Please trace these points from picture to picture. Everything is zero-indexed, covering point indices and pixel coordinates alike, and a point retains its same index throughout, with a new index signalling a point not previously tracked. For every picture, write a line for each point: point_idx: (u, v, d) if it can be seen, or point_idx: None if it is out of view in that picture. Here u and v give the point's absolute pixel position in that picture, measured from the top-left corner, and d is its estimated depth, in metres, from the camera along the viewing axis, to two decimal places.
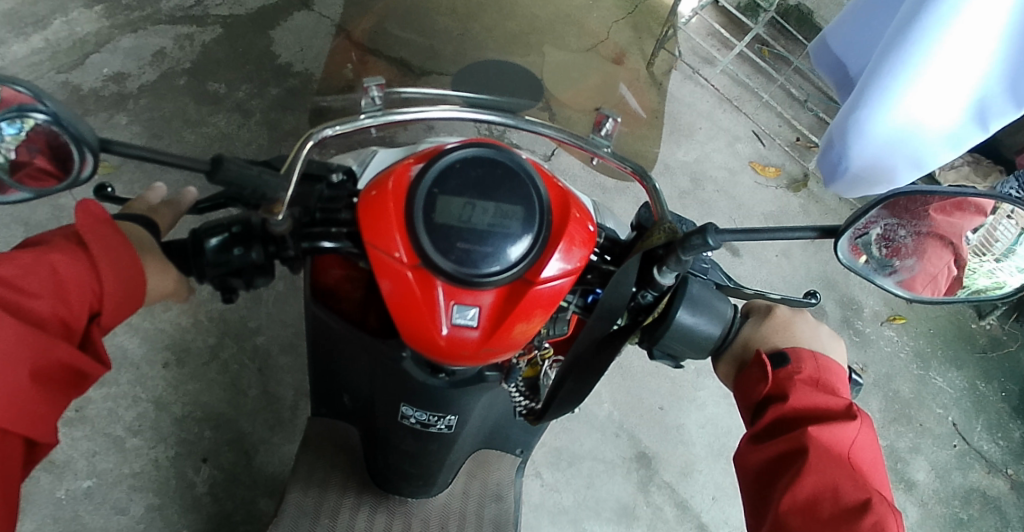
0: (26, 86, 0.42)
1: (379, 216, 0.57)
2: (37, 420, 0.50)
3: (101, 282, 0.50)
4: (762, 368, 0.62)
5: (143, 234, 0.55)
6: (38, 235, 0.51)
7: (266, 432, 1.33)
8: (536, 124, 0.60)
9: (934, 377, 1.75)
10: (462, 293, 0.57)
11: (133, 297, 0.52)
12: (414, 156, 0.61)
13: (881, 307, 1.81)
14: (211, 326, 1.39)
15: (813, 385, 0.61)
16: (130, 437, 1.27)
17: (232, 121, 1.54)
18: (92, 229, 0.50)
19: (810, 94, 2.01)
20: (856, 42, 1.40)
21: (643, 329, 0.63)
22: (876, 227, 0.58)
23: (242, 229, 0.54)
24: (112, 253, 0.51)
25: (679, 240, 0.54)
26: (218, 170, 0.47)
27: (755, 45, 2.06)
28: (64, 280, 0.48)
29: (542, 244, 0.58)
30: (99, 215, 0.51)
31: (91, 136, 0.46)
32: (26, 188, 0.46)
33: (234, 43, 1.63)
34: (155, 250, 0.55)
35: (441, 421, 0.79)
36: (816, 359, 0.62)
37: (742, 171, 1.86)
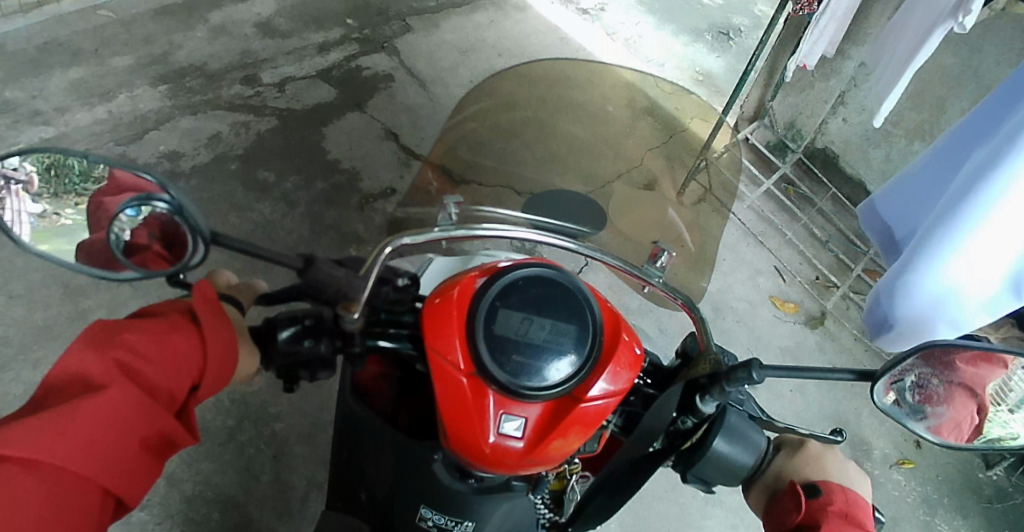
0: (156, 175, 0.45)
1: (442, 321, 0.60)
2: (134, 485, 0.50)
3: (207, 354, 0.53)
4: (796, 498, 0.61)
5: (234, 314, 0.58)
6: (152, 308, 0.55)
7: (273, 520, 1.30)
8: (596, 251, 0.64)
9: (940, 524, 1.72)
10: (510, 403, 0.59)
11: (228, 374, 0.55)
12: (478, 269, 0.64)
13: (890, 450, 1.80)
14: (232, 408, 1.39)
15: (844, 519, 0.58)
16: (137, 511, 1.23)
17: (277, 210, 1.60)
18: (204, 306, 0.54)
19: (832, 236, 2.12)
20: (905, 209, 1.49)
21: (679, 453, 0.63)
22: (911, 375, 0.60)
23: (315, 323, 0.57)
24: (218, 330, 0.54)
25: (724, 372, 0.57)
26: (309, 269, 0.52)
27: (781, 185, 2.20)
28: (175, 351, 0.52)
29: (591, 364, 0.60)
30: (210, 295, 0.56)
31: (205, 227, 0.48)
32: (135, 268, 0.48)
33: (287, 135, 1.73)
34: (246, 331, 0.59)
35: (458, 528, 0.76)
36: (846, 494, 0.60)
37: (762, 304, 1.94)
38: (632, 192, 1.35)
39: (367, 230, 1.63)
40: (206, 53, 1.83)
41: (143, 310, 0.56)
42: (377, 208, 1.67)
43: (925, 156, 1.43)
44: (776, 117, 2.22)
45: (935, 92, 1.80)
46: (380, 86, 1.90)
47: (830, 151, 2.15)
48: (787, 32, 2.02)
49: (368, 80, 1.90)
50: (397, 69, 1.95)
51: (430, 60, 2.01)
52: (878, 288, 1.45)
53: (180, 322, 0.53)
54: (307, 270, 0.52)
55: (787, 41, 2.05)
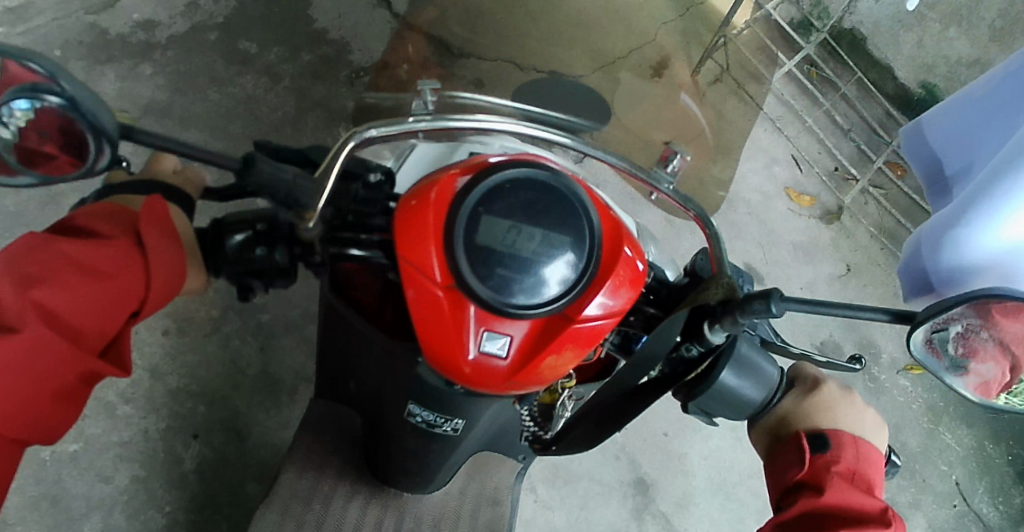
0: (42, 64, 0.36)
1: (417, 227, 0.52)
2: (48, 420, 0.48)
3: (149, 285, 0.48)
4: (799, 450, 0.56)
5: (182, 217, 0.52)
6: (81, 219, 0.48)
7: (261, 414, 1.32)
8: (601, 150, 0.56)
9: (944, 433, 1.71)
10: (494, 321, 0.52)
11: (172, 295, 0.51)
12: (461, 165, 0.56)
13: (898, 355, 1.77)
14: (217, 298, 1.36)
15: (850, 479, 0.54)
16: (122, 404, 1.26)
17: (260, 84, 1.52)
18: (151, 227, 0.48)
19: (854, 124, 1.99)
20: (958, 136, 1.33)
21: (682, 382, 0.57)
22: (957, 324, 0.50)
23: (267, 227, 0.50)
24: (164, 257, 0.48)
25: (739, 303, 0.49)
26: (249, 170, 0.45)
27: (803, 66, 2.01)
28: (113, 288, 0.46)
29: (587, 279, 0.53)
30: (159, 211, 0.49)
31: (112, 127, 0.40)
32: (33, 172, 0.41)
33: (270, 1, 1.59)
34: (192, 235, 0.52)
35: (447, 424, 0.75)
36: (856, 447, 0.56)
37: (777, 197, 1.84)
38: (634, 83, 1.14)
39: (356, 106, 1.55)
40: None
41: (73, 216, 0.48)
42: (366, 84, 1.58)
43: (989, 74, 1.28)
44: None
45: None
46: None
47: (858, 33, 2.02)
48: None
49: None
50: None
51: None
52: (920, 234, 1.27)
53: (118, 243, 0.47)
54: (246, 171, 0.45)
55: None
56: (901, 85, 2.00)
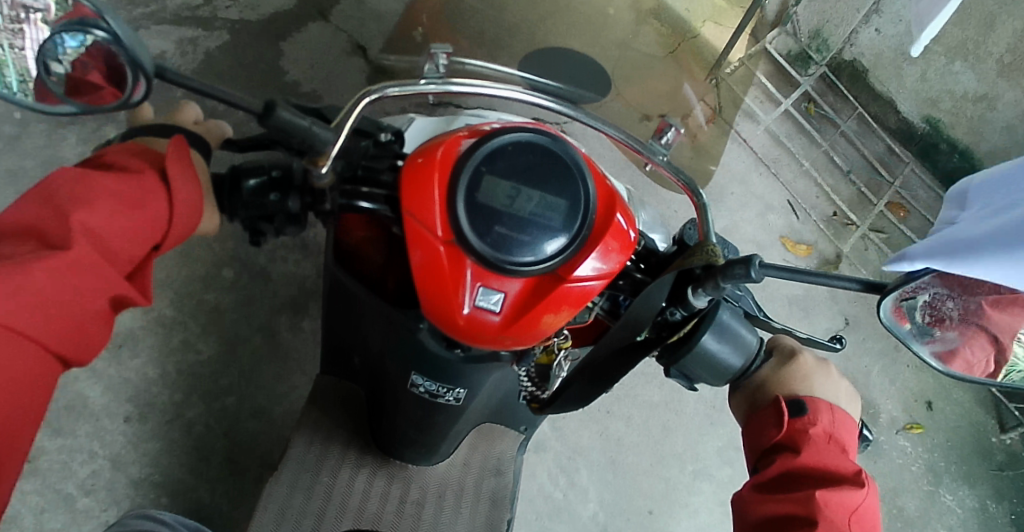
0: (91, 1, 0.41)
1: (422, 184, 0.56)
2: (83, 341, 0.51)
3: (173, 217, 0.51)
4: (778, 413, 0.60)
5: (201, 163, 0.55)
6: (110, 155, 0.51)
7: (227, 505, 1.23)
8: (599, 119, 0.58)
9: (944, 495, 1.65)
10: (490, 277, 0.56)
11: (189, 233, 0.54)
12: (467, 130, 0.59)
13: (898, 414, 1.70)
14: (178, 380, 1.28)
15: (826, 441, 0.58)
16: (82, 497, 1.18)
17: None
18: (175, 164, 0.51)
19: (854, 163, 1.88)
20: None
21: (664, 346, 0.60)
22: (923, 292, 0.51)
23: (282, 175, 0.54)
24: (187, 191, 0.52)
25: (721, 267, 0.51)
26: (270, 115, 0.45)
27: (801, 102, 1.88)
28: (143, 215, 0.50)
29: (580, 242, 0.56)
30: (182, 151, 0.52)
31: (148, 62, 0.44)
32: (73, 102, 0.45)
33: (237, 53, 1.46)
34: (208, 178, 0.55)
35: (449, 393, 0.80)
36: (832, 412, 0.60)
37: (771, 246, 1.76)
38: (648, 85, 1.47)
39: None
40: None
41: (102, 153, 0.52)
42: None
43: None
44: (801, 24, 1.80)
45: (985, 5, 1.54)
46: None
47: (859, 63, 1.81)
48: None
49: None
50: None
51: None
52: None
53: (146, 175, 0.50)
54: (267, 118, 0.45)
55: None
56: (904, 119, 1.82)
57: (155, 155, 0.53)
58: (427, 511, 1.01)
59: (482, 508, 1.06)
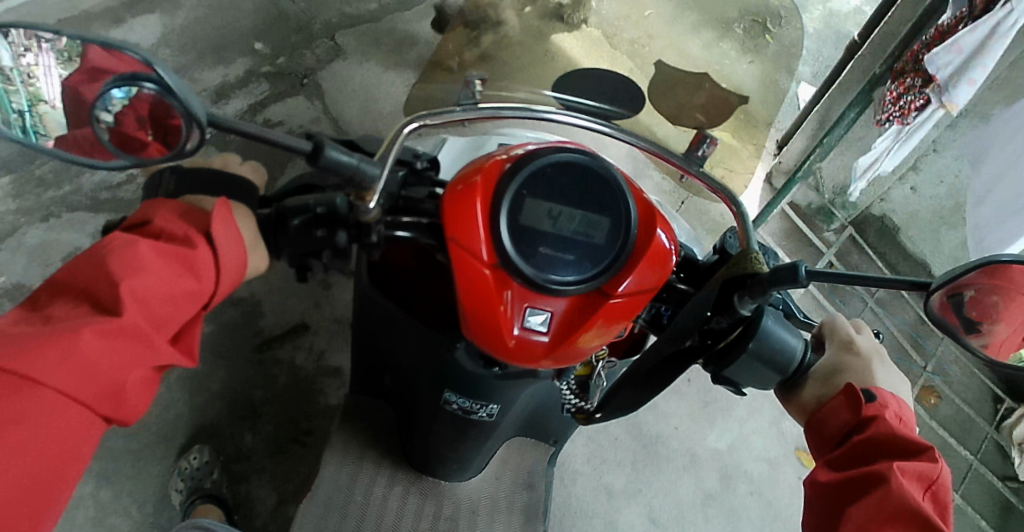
0: (139, 52, 0.40)
1: (464, 211, 0.56)
2: (128, 405, 0.51)
3: (218, 278, 0.52)
4: (848, 395, 0.58)
5: (251, 224, 0.55)
6: (157, 218, 0.51)
7: None
8: (632, 135, 0.59)
9: None
10: (536, 297, 0.56)
11: (234, 286, 0.55)
12: (503, 153, 0.60)
13: None
14: None
15: (899, 423, 0.56)
16: None
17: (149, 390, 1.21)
18: (221, 226, 0.51)
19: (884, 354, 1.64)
20: None
21: (711, 353, 0.60)
22: (970, 289, 0.50)
23: (326, 212, 0.53)
24: (231, 253, 0.52)
25: (768, 276, 0.52)
26: (318, 156, 0.46)
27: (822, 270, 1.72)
28: (189, 279, 0.50)
29: (622, 259, 0.57)
30: (229, 213, 0.52)
31: (201, 112, 0.43)
32: (125, 156, 0.44)
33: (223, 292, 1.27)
34: (255, 225, 0.55)
35: (483, 409, 0.80)
36: (897, 397, 0.59)
37: (785, 461, 1.47)
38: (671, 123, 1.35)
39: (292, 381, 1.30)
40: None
41: (147, 214, 0.52)
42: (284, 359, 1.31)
43: None
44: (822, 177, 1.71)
45: None
46: (300, 49, 1.63)
47: (888, 220, 1.71)
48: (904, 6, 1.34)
49: (273, 79, 1.57)
50: (314, 70, 1.61)
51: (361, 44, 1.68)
52: None
53: (192, 240, 0.50)
54: (315, 160, 0.45)
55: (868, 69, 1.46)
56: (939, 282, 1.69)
57: (201, 215, 0.53)
58: (463, 525, 1.01)
59: (517, 520, 1.06)
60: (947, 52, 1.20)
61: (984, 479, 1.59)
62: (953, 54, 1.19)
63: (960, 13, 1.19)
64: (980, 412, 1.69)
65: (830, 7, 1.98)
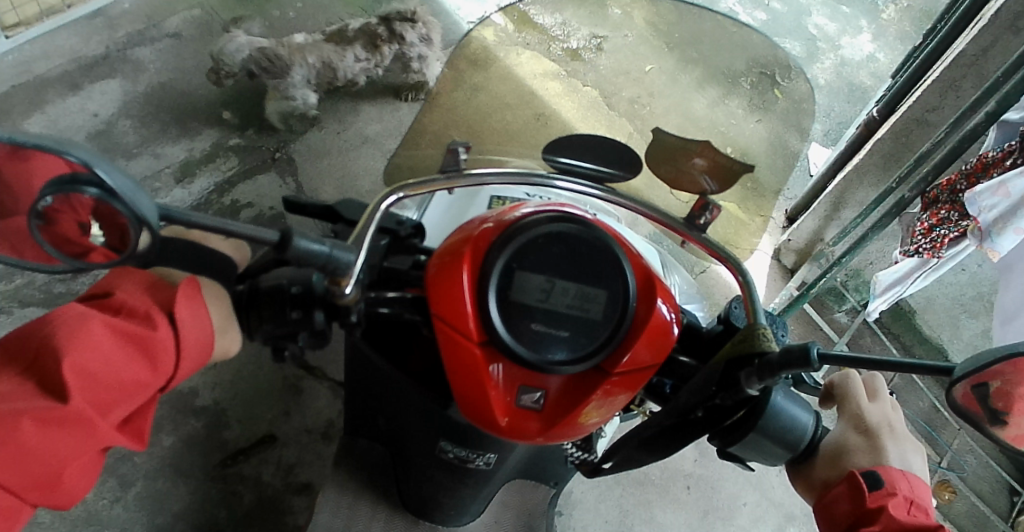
0: (78, 154, 0.37)
1: (449, 286, 0.52)
2: (66, 485, 0.46)
3: (178, 357, 0.47)
4: (852, 481, 0.54)
5: (222, 295, 0.51)
6: (118, 290, 0.47)
7: None
8: (631, 200, 0.55)
9: None
10: (529, 375, 0.53)
11: (197, 368, 0.50)
12: (494, 219, 0.56)
13: None
14: None
15: (911, 508, 0.53)
16: None
17: (103, 494, 1.12)
18: (185, 303, 0.47)
19: None
20: None
21: (716, 427, 0.56)
22: (996, 380, 0.46)
23: (302, 290, 0.50)
24: (195, 331, 0.48)
25: (776, 359, 0.48)
26: (287, 248, 0.42)
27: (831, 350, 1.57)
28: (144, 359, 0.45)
29: (621, 333, 0.53)
30: (193, 289, 0.48)
31: (151, 212, 0.40)
32: (68, 259, 0.41)
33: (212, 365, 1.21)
34: (229, 305, 0.51)
35: (480, 458, 0.76)
36: (907, 478, 0.55)
37: None
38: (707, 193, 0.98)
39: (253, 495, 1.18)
40: (66, 51, 1.54)
41: (111, 284, 0.48)
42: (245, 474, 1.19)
43: None
44: None
45: None
46: (273, 119, 1.55)
47: (904, 303, 1.55)
48: (931, 90, 1.16)
49: (244, 155, 1.48)
50: (286, 142, 1.52)
51: (340, 109, 1.59)
52: None
53: (152, 318, 0.46)
54: (283, 250, 0.42)
55: (897, 157, 1.27)
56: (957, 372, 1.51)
57: (168, 288, 0.49)
58: None
59: None
60: (991, 193, 1.00)
61: None
62: (999, 196, 0.99)
63: (1008, 148, 1.02)
64: (995, 508, 1.53)
65: (842, 55, 1.90)
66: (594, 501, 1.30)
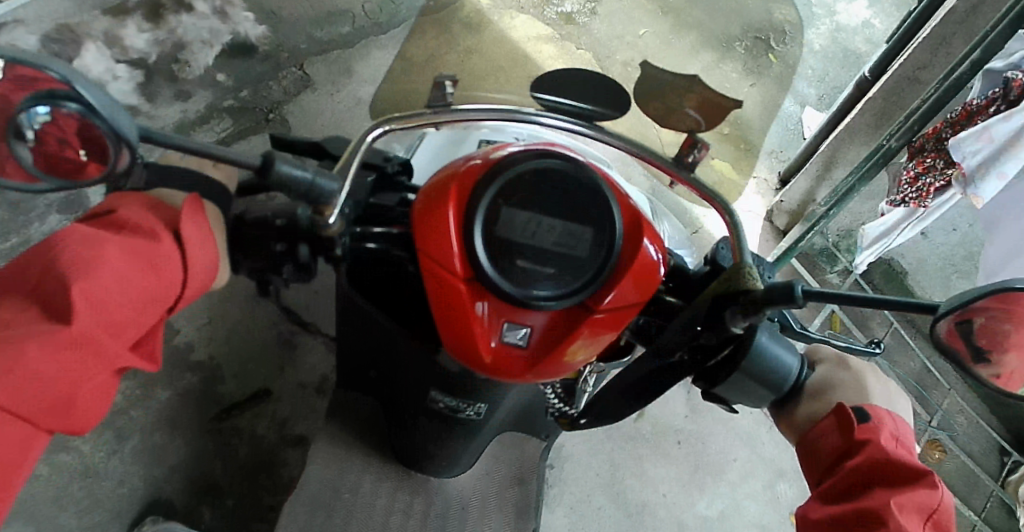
0: (58, 69, 0.36)
1: (434, 222, 0.53)
2: (80, 414, 0.45)
3: (187, 276, 0.47)
4: (838, 419, 0.55)
5: (220, 218, 0.50)
6: (121, 209, 0.46)
7: None
8: (614, 139, 0.57)
9: None
10: (514, 312, 0.53)
11: (203, 291, 0.50)
12: (480, 157, 0.56)
13: None
14: None
15: (895, 443, 0.53)
16: None
17: (101, 447, 1.13)
18: (190, 222, 0.47)
19: None
20: None
21: (700, 369, 0.57)
22: (977, 317, 0.47)
23: (287, 223, 0.50)
24: (201, 250, 0.47)
25: (762, 296, 0.48)
26: (269, 170, 0.42)
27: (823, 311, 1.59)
28: (153, 278, 0.45)
29: (606, 272, 0.53)
30: (197, 209, 0.48)
31: (132, 130, 0.40)
32: (52, 180, 0.42)
33: (216, 331, 1.26)
34: (225, 236, 0.50)
35: (470, 409, 0.77)
36: (892, 417, 0.55)
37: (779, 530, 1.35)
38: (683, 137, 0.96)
39: (249, 448, 1.20)
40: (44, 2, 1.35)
41: (110, 207, 0.47)
42: (240, 427, 1.21)
43: None
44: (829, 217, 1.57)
45: None
46: (266, 80, 1.52)
47: (896, 265, 1.56)
48: (922, 48, 1.17)
49: (237, 115, 1.47)
50: (280, 103, 1.51)
51: (333, 71, 1.58)
52: None
53: (158, 234, 0.46)
54: (265, 173, 0.42)
55: (888, 115, 1.27)
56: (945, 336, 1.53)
57: (170, 210, 0.48)
58: (451, 523, 0.97)
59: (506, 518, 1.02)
60: (975, 139, 1.03)
61: None
62: (983, 142, 1.02)
63: (992, 95, 1.05)
64: (985, 468, 1.61)
65: (837, 21, 1.87)
66: (585, 462, 1.31)
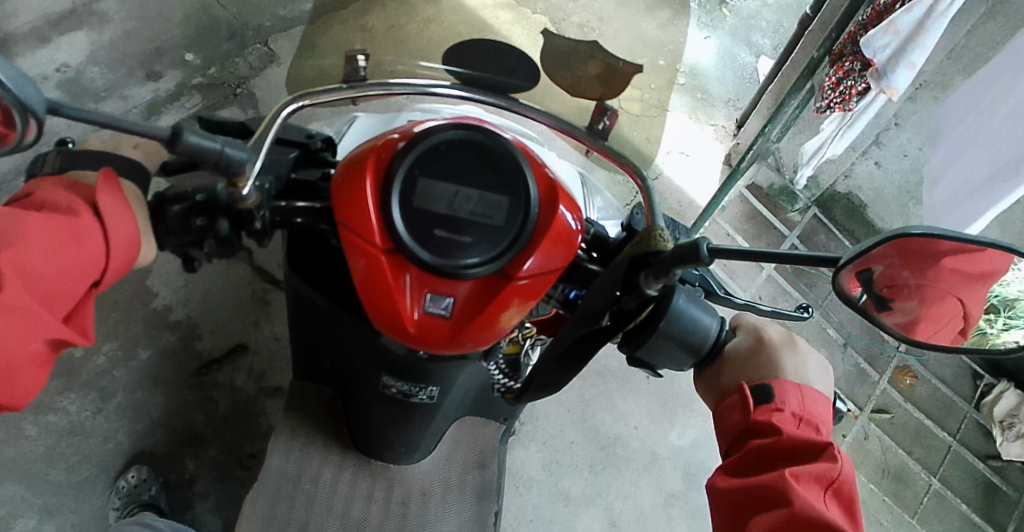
0: None
1: (354, 195, 0.54)
2: (17, 385, 0.47)
3: (110, 247, 0.49)
4: (744, 399, 0.58)
5: (137, 193, 0.53)
6: (37, 190, 0.48)
7: None
8: (533, 112, 0.70)
9: None
10: (436, 282, 0.54)
11: (130, 263, 0.51)
12: (399, 131, 0.57)
13: None
14: None
15: (797, 423, 0.55)
16: None
17: (86, 405, 1.15)
18: (107, 197, 0.49)
19: (855, 334, 1.60)
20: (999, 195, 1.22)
21: (625, 332, 0.58)
22: (880, 265, 0.48)
23: (207, 199, 0.52)
24: (122, 223, 0.49)
25: (672, 253, 0.50)
26: (177, 141, 0.42)
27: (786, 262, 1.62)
28: (77, 251, 0.47)
29: (525, 239, 0.55)
30: (113, 185, 0.50)
31: (39, 102, 0.41)
32: None
33: (193, 293, 1.28)
34: (145, 209, 0.53)
35: (422, 392, 0.78)
36: (800, 392, 0.57)
37: None
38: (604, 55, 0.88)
39: (229, 394, 1.22)
40: None
41: (28, 190, 0.49)
42: (220, 381, 1.22)
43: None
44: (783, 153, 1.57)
45: None
46: (232, 57, 1.55)
47: (855, 198, 1.60)
48: None
49: (206, 91, 1.52)
50: (246, 79, 1.54)
51: None
52: None
53: (76, 209, 0.47)
54: (174, 145, 0.42)
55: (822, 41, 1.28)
56: None
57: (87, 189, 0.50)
58: (413, 510, 0.99)
59: (467, 502, 1.03)
60: (884, 35, 1.10)
61: (964, 460, 1.56)
62: (891, 36, 1.10)
63: None
64: (959, 391, 1.64)
65: None
66: (554, 429, 1.31)
